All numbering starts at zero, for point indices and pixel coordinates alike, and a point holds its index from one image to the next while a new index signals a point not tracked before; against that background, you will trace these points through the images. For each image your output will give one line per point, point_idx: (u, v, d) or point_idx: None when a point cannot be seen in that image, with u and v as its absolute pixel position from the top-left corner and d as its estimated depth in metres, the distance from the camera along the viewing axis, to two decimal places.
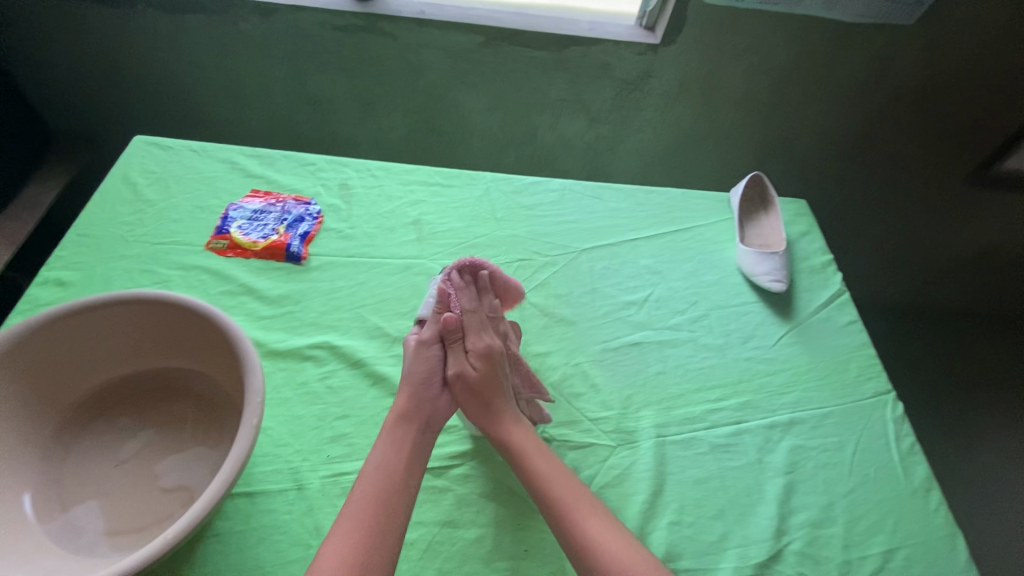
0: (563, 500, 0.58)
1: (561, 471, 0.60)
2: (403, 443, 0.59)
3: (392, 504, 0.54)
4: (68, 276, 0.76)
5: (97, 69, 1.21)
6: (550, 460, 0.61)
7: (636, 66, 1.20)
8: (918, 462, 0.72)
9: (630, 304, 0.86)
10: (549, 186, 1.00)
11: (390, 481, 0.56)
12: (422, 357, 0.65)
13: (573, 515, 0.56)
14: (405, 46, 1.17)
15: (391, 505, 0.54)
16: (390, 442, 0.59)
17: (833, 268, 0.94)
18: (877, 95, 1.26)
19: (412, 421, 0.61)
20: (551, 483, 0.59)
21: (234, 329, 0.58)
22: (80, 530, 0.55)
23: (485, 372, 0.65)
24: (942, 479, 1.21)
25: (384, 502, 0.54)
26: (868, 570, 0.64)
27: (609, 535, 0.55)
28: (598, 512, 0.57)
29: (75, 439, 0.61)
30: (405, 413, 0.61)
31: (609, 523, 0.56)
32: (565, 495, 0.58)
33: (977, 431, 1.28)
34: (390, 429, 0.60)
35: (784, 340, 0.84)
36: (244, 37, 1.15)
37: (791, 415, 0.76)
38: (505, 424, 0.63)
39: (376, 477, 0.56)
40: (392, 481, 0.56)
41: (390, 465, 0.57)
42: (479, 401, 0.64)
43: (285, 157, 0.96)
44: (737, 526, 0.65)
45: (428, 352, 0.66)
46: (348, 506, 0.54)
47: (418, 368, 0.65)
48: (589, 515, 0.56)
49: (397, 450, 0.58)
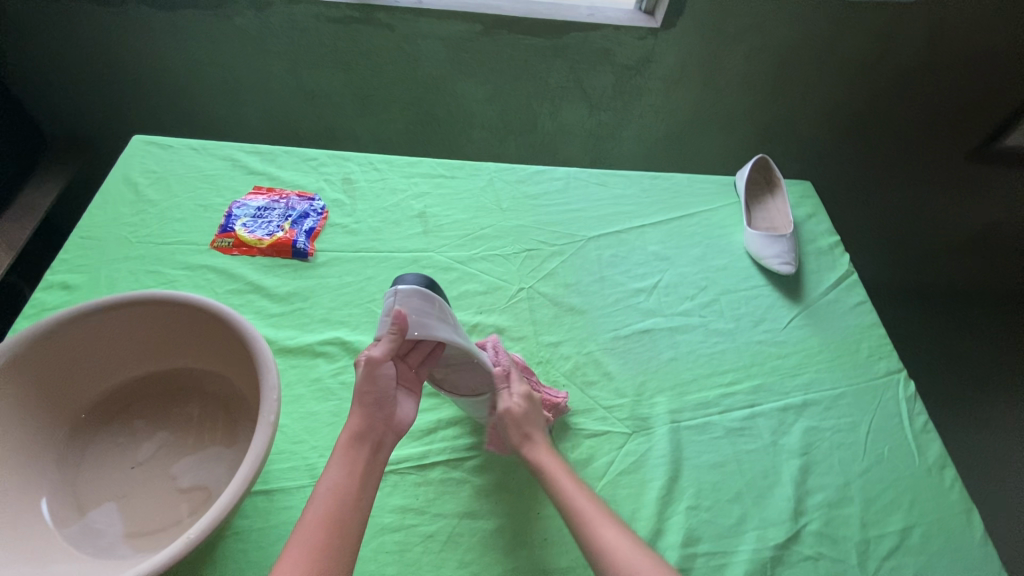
0: (572, 501, 0.57)
1: (569, 475, 0.60)
2: (359, 461, 0.54)
3: (347, 528, 0.50)
4: (74, 280, 0.75)
5: (91, 69, 1.19)
6: (556, 464, 0.61)
7: (637, 51, 1.19)
8: (932, 440, 0.73)
9: (640, 291, 0.85)
10: (553, 174, 0.99)
11: (346, 502, 0.52)
12: (375, 383, 0.58)
13: (582, 515, 0.56)
14: (402, 37, 1.15)
15: (344, 529, 0.50)
16: (347, 459, 0.54)
17: (841, 249, 0.94)
18: (881, 73, 1.25)
19: (367, 440, 0.56)
20: (562, 485, 0.59)
21: (246, 328, 0.57)
22: (99, 532, 0.55)
23: (529, 407, 0.64)
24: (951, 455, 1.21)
25: (342, 527, 0.50)
26: (886, 548, 0.64)
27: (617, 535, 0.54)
28: (607, 514, 0.56)
29: (90, 442, 0.61)
30: (359, 432, 0.56)
31: (616, 523, 0.55)
32: (574, 496, 0.57)
33: (983, 408, 1.28)
34: (342, 447, 0.55)
35: (795, 322, 0.84)
36: (239, 33, 1.14)
37: (804, 397, 0.76)
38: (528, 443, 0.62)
39: (332, 499, 0.51)
40: (347, 503, 0.51)
41: (346, 486, 0.53)
42: (519, 434, 0.63)
43: (286, 153, 0.95)
44: (754, 509, 0.66)
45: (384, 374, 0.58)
46: (302, 531, 0.49)
47: (371, 395, 0.57)
48: (597, 516, 0.56)
49: (354, 468, 0.54)
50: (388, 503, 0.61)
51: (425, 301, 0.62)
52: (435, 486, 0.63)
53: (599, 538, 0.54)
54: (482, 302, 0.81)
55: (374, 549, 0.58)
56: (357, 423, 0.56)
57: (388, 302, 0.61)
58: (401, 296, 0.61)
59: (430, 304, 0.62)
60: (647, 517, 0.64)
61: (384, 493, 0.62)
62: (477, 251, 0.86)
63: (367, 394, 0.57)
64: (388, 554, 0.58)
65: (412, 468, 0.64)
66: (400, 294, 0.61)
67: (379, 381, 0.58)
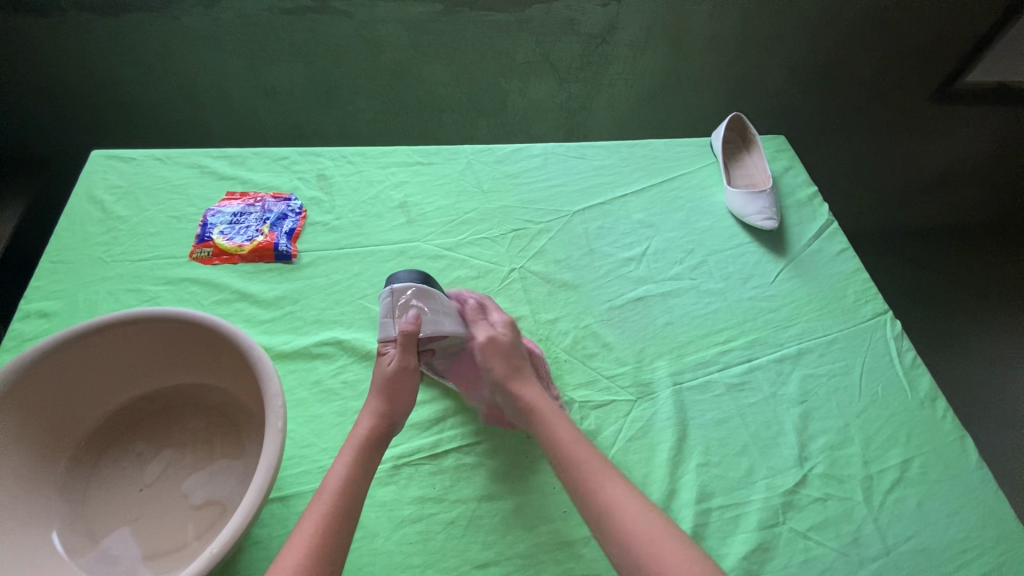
0: (581, 466, 0.56)
1: (574, 434, 0.59)
2: (368, 460, 0.56)
3: (349, 517, 0.51)
4: (51, 306, 0.72)
5: (32, 82, 1.13)
6: (563, 423, 0.60)
7: (601, 19, 1.18)
8: (922, 374, 0.75)
9: (629, 260, 0.86)
10: (531, 151, 0.98)
11: (355, 497, 0.53)
12: (407, 384, 0.60)
13: (588, 480, 0.55)
14: (360, 24, 1.12)
15: (350, 517, 0.51)
16: (360, 456, 0.55)
17: (820, 199, 0.96)
18: (843, 17, 1.27)
19: (380, 443, 0.57)
20: (566, 448, 0.58)
21: (243, 339, 0.56)
22: (115, 559, 0.54)
23: (512, 336, 0.66)
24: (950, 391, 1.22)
25: (347, 515, 0.51)
26: (889, 481, 0.67)
27: (625, 503, 0.53)
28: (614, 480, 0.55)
29: (92, 473, 0.59)
30: (373, 435, 0.57)
31: (622, 489, 0.55)
32: (579, 463, 0.57)
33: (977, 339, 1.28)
34: (356, 443, 0.56)
35: (782, 275, 0.85)
36: (189, 33, 1.10)
37: (798, 347, 0.77)
38: (518, 378, 0.63)
39: (341, 494, 0.52)
40: (357, 496, 0.53)
41: (357, 481, 0.54)
42: (506, 363, 0.64)
43: (255, 155, 0.92)
44: (763, 459, 0.68)
45: (407, 382, 0.60)
46: (309, 521, 0.50)
47: (404, 396, 0.60)
48: (604, 481, 0.55)
49: (366, 466, 0.55)
50: (406, 495, 0.61)
51: (427, 297, 0.65)
52: (451, 473, 0.64)
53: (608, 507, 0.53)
54: (475, 287, 0.80)
55: (398, 541, 0.58)
56: (372, 423, 0.58)
57: (387, 302, 0.64)
58: (399, 294, 0.64)
59: (430, 298, 0.65)
60: (661, 478, 0.65)
61: (401, 486, 0.62)
62: (463, 237, 0.85)
63: (398, 396, 0.59)
64: (411, 544, 0.58)
65: (425, 458, 0.64)
66: (398, 292, 0.64)
67: (404, 390, 0.60)
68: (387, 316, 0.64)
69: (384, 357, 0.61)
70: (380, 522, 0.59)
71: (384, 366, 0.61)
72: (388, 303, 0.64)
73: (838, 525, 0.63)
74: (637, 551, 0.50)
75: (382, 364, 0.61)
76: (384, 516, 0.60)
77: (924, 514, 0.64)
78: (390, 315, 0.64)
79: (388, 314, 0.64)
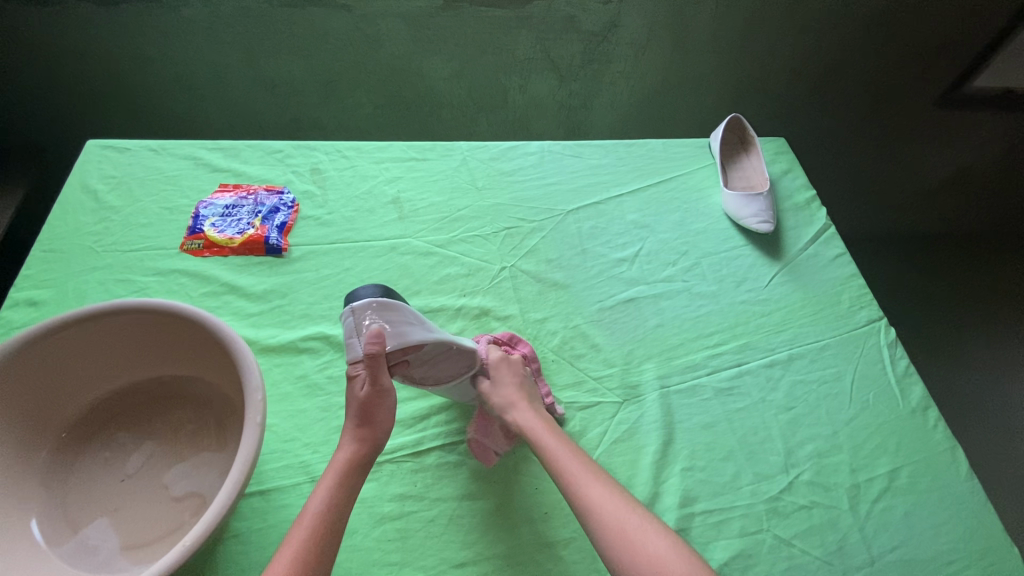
0: (566, 468, 0.59)
1: (563, 441, 0.61)
2: (349, 484, 0.55)
3: (331, 543, 0.51)
4: (40, 295, 0.73)
5: (33, 71, 1.14)
6: (552, 433, 0.62)
7: (602, 16, 1.17)
8: (914, 382, 0.74)
9: (622, 261, 0.85)
10: (527, 149, 0.97)
11: (337, 521, 0.53)
12: (382, 404, 0.59)
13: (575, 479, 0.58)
14: (360, 18, 1.12)
15: (329, 542, 0.51)
16: (343, 481, 0.55)
17: (818, 203, 0.95)
18: (847, 26, 1.25)
19: (363, 466, 0.57)
20: (555, 453, 0.60)
21: (226, 332, 0.55)
22: (94, 548, 0.54)
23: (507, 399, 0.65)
24: (950, 403, 1.19)
25: (328, 540, 0.51)
26: (876, 490, 0.66)
27: (606, 499, 0.56)
28: (600, 481, 0.58)
29: (74, 462, 0.60)
30: (356, 459, 0.57)
31: (606, 486, 0.57)
32: (567, 464, 0.59)
33: (981, 349, 1.26)
34: (339, 468, 0.56)
35: (776, 280, 0.84)
36: (188, 24, 1.10)
37: (789, 352, 0.77)
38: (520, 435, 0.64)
39: (325, 518, 0.52)
40: (337, 522, 0.52)
41: (339, 505, 0.54)
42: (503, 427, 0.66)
43: (250, 147, 0.92)
44: (748, 466, 0.67)
45: (379, 403, 0.58)
46: (292, 546, 0.50)
47: (382, 416, 0.59)
48: (590, 484, 0.57)
49: (348, 490, 0.55)
50: (386, 492, 0.61)
51: (390, 310, 0.61)
52: (433, 471, 0.63)
53: (594, 503, 0.56)
54: (465, 284, 0.80)
55: (376, 538, 0.58)
56: (355, 447, 0.57)
57: (350, 322, 0.60)
58: (361, 312, 0.60)
59: (393, 312, 0.61)
60: (644, 482, 0.65)
61: (382, 483, 0.62)
62: (455, 234, 0.85)
63: (373, 417, 0.58)
64: (389, 542, 0.58)
65: (407, 456, 0.64)
66: (359, 310, 0.60)
67: (379, 412, 0.58)
68: (351, 336, 0.60)
69: (355, 380, 0.59)
70: (361, 519, 0.59)
71: (356, 391, 0.58)
72: (351, 323, 0.60)
73: (823, 534, 0.63)
74: (624, 550, 0.53)
75: (354, 389, 0.59)
76: (363, 513, 0.60)
77: (911, 523, 0.64)
78: (355, 334, 0.60)
79: (352, 333, 0.60)
